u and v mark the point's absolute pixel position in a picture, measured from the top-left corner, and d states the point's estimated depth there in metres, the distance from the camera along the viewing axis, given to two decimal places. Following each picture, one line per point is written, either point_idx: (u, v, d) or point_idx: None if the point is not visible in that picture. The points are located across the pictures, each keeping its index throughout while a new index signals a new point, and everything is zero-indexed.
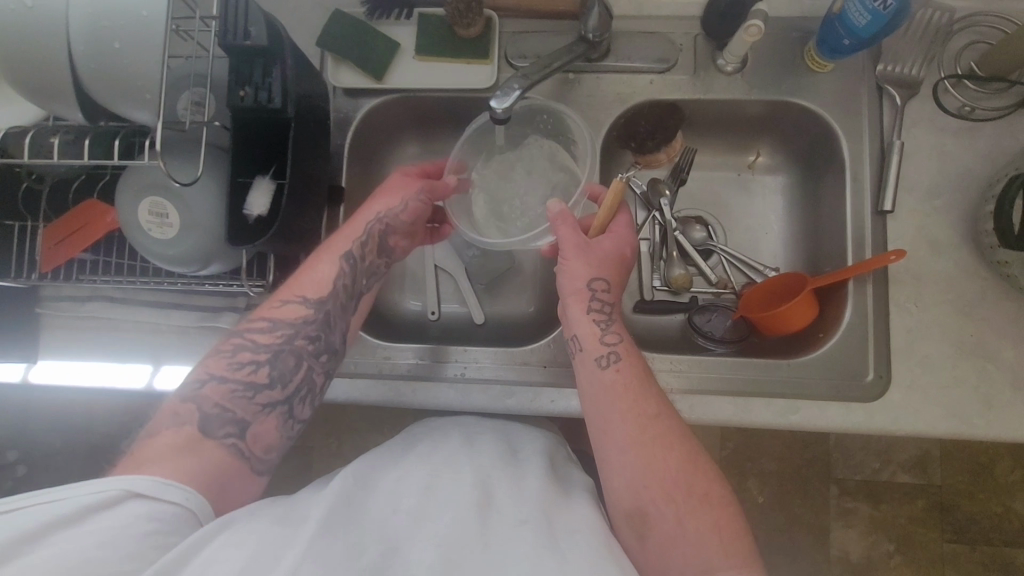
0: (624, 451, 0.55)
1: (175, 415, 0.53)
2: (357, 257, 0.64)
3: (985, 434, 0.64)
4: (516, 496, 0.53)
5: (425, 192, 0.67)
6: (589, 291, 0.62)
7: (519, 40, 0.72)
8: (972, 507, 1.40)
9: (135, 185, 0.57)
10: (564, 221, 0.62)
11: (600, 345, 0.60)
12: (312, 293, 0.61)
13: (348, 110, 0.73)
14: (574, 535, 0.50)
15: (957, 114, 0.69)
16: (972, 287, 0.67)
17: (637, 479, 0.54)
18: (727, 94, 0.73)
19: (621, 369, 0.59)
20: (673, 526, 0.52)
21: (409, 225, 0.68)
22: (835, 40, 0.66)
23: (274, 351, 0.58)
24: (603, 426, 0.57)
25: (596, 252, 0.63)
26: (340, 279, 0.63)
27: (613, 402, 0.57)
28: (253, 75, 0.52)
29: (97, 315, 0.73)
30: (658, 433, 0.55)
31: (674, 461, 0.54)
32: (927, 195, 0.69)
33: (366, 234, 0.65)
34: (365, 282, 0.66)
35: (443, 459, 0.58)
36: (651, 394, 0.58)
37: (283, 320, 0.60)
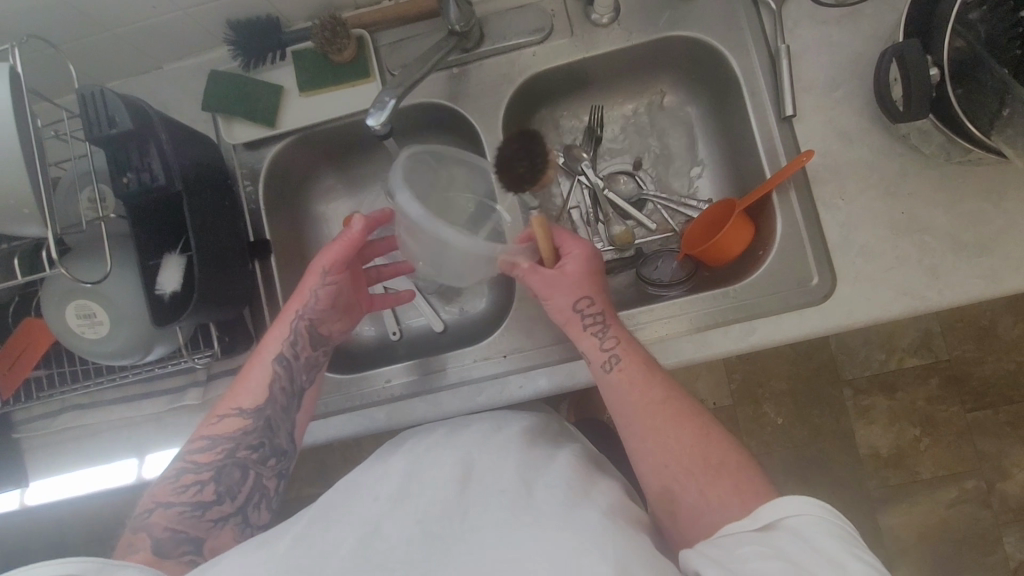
0: (642, 439, 0.58)
1: (131, 545, 0.54)
2: (290, 357, 0.63)
3: (939, 304, 0.65)
4: (499, 467, 0.53)
5: (330, 274, 0.63)
6: (578, 315, 0.62)
7: (396, 50, 0.72)
8: (986, 370, 1.40)
9: (57, 293, 0.58)
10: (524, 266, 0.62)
11: (602, 354, 0.62)
12: (248, 403, 0.61)
13: (254, 164, 0.74)
14: (552, 491, 0.50)
15: (834, 3, 0.69)
16: (892, 166, 0.67)
17: (658, 460, 0.57)
18: (610, 45, 0.73)
19: (624, 369, 0.60)
20: (695, 498, 0.54)
21: (333, 311, 0.65)
22: None
23: (217, 467, 0.58)
24: (621, 421, 0.60)
25: (567, 275, 0.62)
26: (274, 381, 0.62)
27: (624, 401, 0.59)
28: (131, 160, 0.53)
29: (74, 425, 0.75)
30: (670, 415, 0.58)
31: (688, 438, 0.57)
32: (826, 89, 0.69)
33: (291, 333, 0.63)
34: (307, 378, 0.65)
35: (421, 449, 0.57)
36: (657, 383, 0.60)
37: (221, 436, 0.59)
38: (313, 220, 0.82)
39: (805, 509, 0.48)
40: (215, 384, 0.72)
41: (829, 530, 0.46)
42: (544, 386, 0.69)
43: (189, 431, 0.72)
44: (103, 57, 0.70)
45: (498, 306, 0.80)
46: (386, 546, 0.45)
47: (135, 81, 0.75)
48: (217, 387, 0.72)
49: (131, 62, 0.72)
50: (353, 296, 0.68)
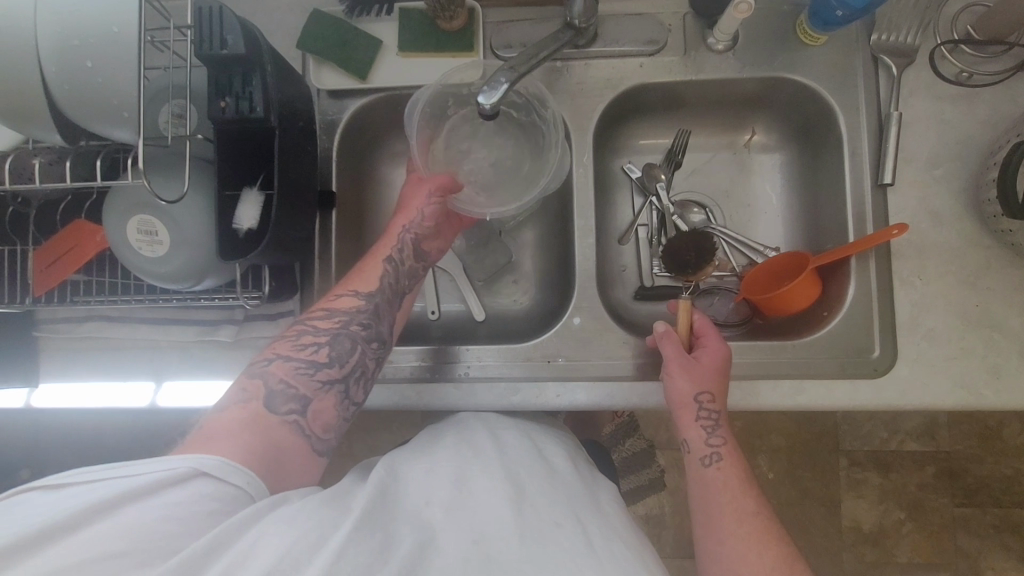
0: (724, 543, 0.57)
1: (242, 390, 0.53)
2: (398, 261, 0.66)
3: (993, 404, 0.64)
4: (550, 496, 0.53)
5: (436, 195, 0.67)
6: (697, 404, 0.62)
7: (504, 30, 0.70)
8: (982, 470, 1.40)
9: (122, 203, 0.56)
10: (670, 339, 0.64)
11: (706, 447, 0.62)
12: (362, 289, 0.62)
13: (333, 113, 0.72)
14: (606, 537, 0.49)
15: (955, 81, 0.67)
16: (977, 258, 0.66)
17: (733, 572, 0.55)
18: (720, 73, 0.71)
19: (724, 469, 0.61)
20: None
21: (434, 230, 0.68)
22: (827, 11, 0.64)
23: (333, 334, 0.59)
24: (705, 517, 0.59)
25: (700, 363, 0.63)
26: (386, 279, 0.64)
27: (718, 501, 0.59)
28: (233, 85, 0.51)
29: (94, 336, 0.72)
30: (756, 532, 0.57)
31: (772, 560, 0.55)
32: (926, 165, 0.67)
33: (396, 244, 0.66)
34: (409, 284, 0.67)
35: (472, 454, 0.56)
36: (751, 494, 0.60)
37: (340, 309, 0.60)
38: (375, 182, 0.80)
39: None
40: (250, 327, 0.70)
41: None
42: (581, 400, 0.68)
43: (214, 366, 0.71)
44: None
45: (543, 308, 0.79)
46: (445, 562, 0.44)
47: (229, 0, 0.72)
48: (251, 330, 0.71)
49: None
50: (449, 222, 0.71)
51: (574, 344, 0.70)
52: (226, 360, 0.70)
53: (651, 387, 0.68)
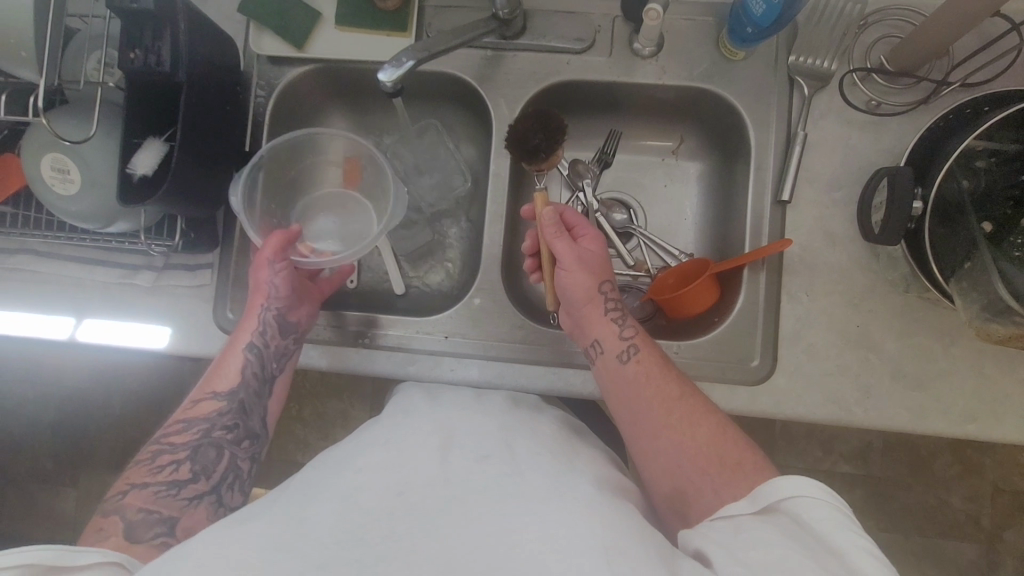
0: (658, 436, 0.57)
1: (99, 530, 0.53)
2: (261, 346, 0.67)
3: (861, 422, 0.67)
4: (479, 430, 0.53)
5: (277, 262, 0.67)
6: (600, 296, 0.64)
7: (439, 14, 0.73)
8: (909, 497, 1.42)
9: (36, 142, 0.59)
10: (557, 241, 0.63)
11: (619, 342, 0.62)
12: (221, 387, 0.64)
13: (270, 78, 0.74)
14: (537, 458, 0.50)
15: (864, 108, 0.69)
16: (864, 280, 0.68)
17: (672, 460, 0.56)
18: (644, 78, 0.73)
19: (642, 361, 0.61)
20: (710, 497, 0.52)
21: (293, 297, 0.68)
22: (740, 28, 0.66)
23: (193, 448, 0.60)
24: (635, 417, 0.59)
25: (587, 254, 0.64)
26: (247, 368, 0.65)
27: (641, 393, 0.59)
28: (143, 39, 0.54)
29: (21, 269, 0.74)
30: (687, 414, 0.57)
31: (707, 435, 0.56)
32: (827, 187, 0.70)
33: (260, 323, 0.66)
34: (278, 365, 0.68)
35: (400, 415, 0.55)
36: (673, 378, 0.59)
37: (196, 418, 0.62)
38: None
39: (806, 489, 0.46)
40: (170, 274, 0.73)
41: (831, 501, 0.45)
42: (473, 377, 0.71)
43: (133, 309, 0.73)
44: None
45: (459, 287, 0.81)
46: (367, 515, 0.43)
47: None
48: (170, 278, 0.74)
49: None
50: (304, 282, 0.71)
51: (473, 324, 0.72)
52: (143, 303, 0.73)
53: (539, 370, 0.71)
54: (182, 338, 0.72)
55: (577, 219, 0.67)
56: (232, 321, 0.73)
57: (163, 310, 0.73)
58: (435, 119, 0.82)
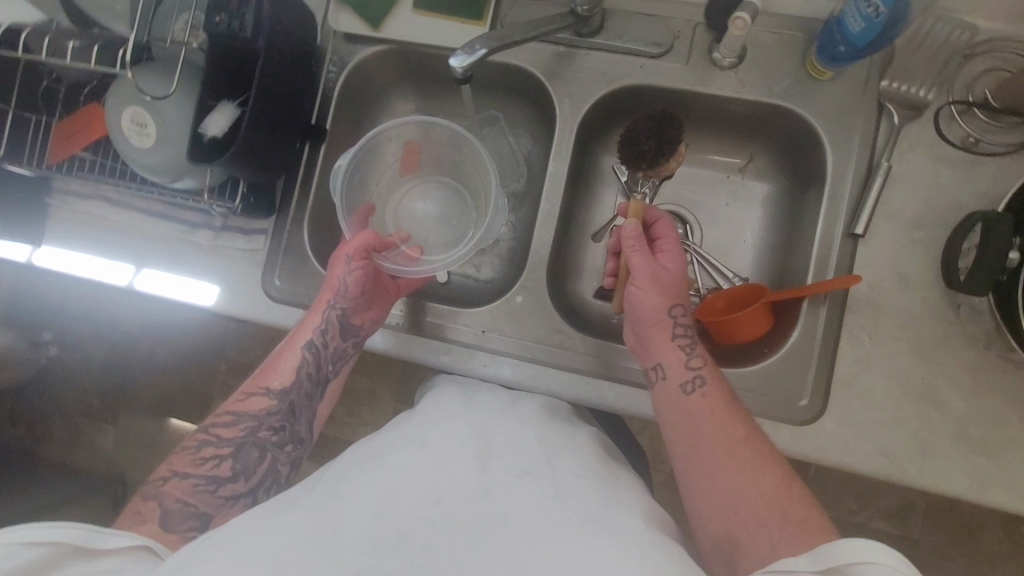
0: (716, 475, 0.54)
1: (138, 513, 0.55)
2: (319, 346, 0.66)
3: (914, 482, 0.62)
4: (518, 442, 0.51)
5: (353, 258, 0.66)
6: (669, 320, 0.62)
7: (516, 6, 0.72)
8: (948, 568, 1.30)
9: (120, 95, 0.61)
10: (632, 252, 0.64)
11: (684, 370, 0.60)
12: (276, 384, 0.64)
13: (343, 55, 0.75)
14: (577, 479, 0.47)
15: (960, 145, 0.64)
16: (937, 330, 0.63)
17: (725, 502, 0.53)
18: (720, 90, 0.70)
19: (706, 394, 0.59)
20: (766, 546, 0.49)
21: (361, 301, 0.67)
22: (831, 46, 0.62)
23: (238, 445, 0.60)
24: (692, 451, 0.56)
25: (663, 274, 0.64)
26: (303, 367, 0.65)
27: (703, 427, 0.57)
28: (228, 4, 0.56)
29: (93, 214, 0.78)
30: (748, 458, 0.54)
31: (769, 485, 0.52)
32: (908, 225, 0.65)
33: (323, 322, 0.66)
34: (332, 368, 0.68)
35: (439, 414, 0.53)
36: (738, 419, 0.57)
37: (247, 413, 0.62)
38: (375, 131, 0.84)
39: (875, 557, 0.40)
40: (227, 236, 0.75)
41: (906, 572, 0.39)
42: (506, 376, 0.69)
43: (189, 265, 0.76)
44: None
45: (501, 283, 0.80)
46: (402, 521, 0.40)
47: None
48: (226, 239, 0.76)
49: None
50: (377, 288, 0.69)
51: (512, 321, 0.71)
52: (198, 261, 0.76)
53: (573, 378, 0.69)
54: (231, 298, 0.74)
55: (659, 236, 0.68)
56: (278, 290, 0.75)
57: (215, 269, 0.75)
58: (499, 111, 0.82)
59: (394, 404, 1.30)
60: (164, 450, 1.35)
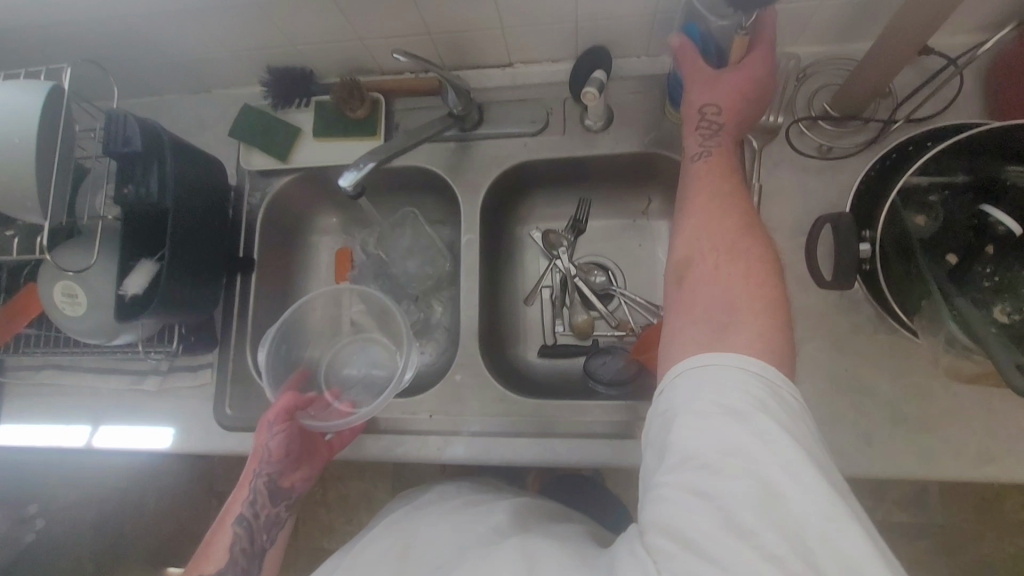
0: (693, 217, 0.55)
1: None
2: (251, 517, 0.71)
3: (867, 472, 0.63)
4: (434, 532, 0.58)
5: (273, 424, 0.71)
6: (699, 113, 0.61)
7: (405, 117, 0.80)
8: (983, 550, 1.22)
9: (48, 274, 0.66)
10: (689, 50, 0.62)
11: (695, 143, 0.61)
12: (212, 568, 0.66)
13: (259, 189, 0.82)
14: (476, 535, 0.54)
15: (817, 154, 0.71)
16: (846, 321, 0.67)
17: (697, 235, 0.54)
18: (599, 149, 0.77)
19: (709, 163, 0.59)
20: (712, 272, 0.51)
21: (287, 463, 0.73)
22: (677, 92, 0.70)
23: None
24: (683, 201, 0.58)
25: (716, 79, 0.60)
26: (237, 543, 0.68)
27: (696, 184, 0.58)
28: (135, 174, 0.62)
29: (46, 384, 0.81)
30: (739, 238, 0.52)
31: (747, 276, 0.50)
32: (793, 232, 0.70)
33: (252, 492, 0.72)
34: (267, 537, 0.72)
35: (370, 535, 0.62)
36: (739, 211, 0.54)
37: None
38: (305, 248, 0.90)
39: (726, 363, 0.45)
40: (175, 376, 0.78)
41: (767, 383, 0.44)
42: (460, 454, 0.71)
43: (143, 412, 0.78)
44: (157, 74, 0.81)
45: (446, 363, 0.82)
46: None
47: (185, 98, 0.86)
48: (175, 380, 0.79)
49: (183, 85, 0.83)
50: (305, 449, 0.74)
51: (457, 400, 0.73)
52: (152, 406, 0.78)
53: (526, 442, 0.70)
54: (185, 436, 0.76)
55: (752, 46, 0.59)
56: (231, 418, 0.76)
57: (169, 410, 0.77)
58: (415, 206, 0.88)
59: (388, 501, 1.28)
60: None
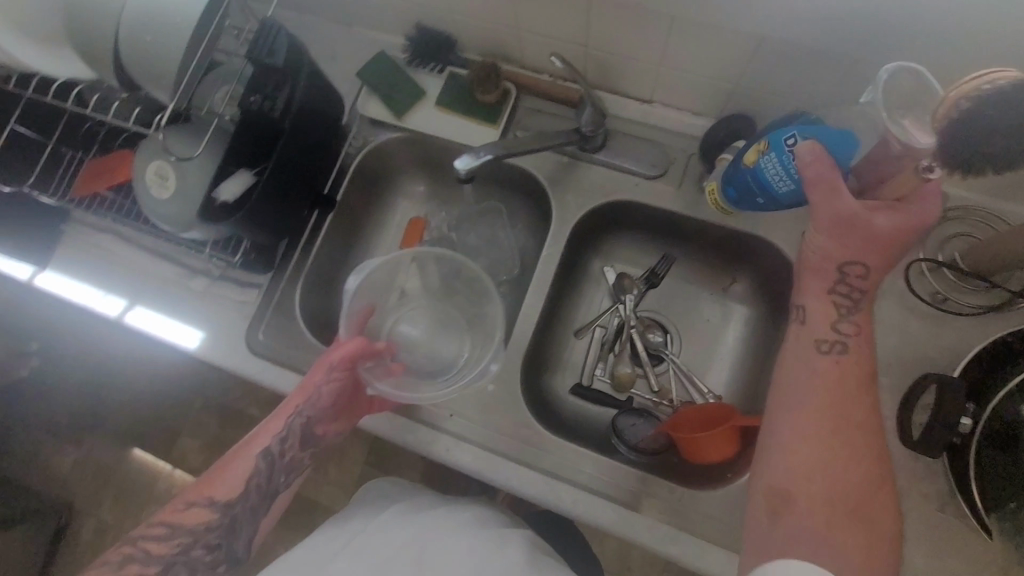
0: (796, 414, 0.56)
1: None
2: (274, 454, 0.64)
3: None
4: (447, 553, 0.59)
5: (336, 366, 0.66)
6: (838, 273, 0.57)
7: (528, 116, 0.79)
8: None
9: (149, 149, 0.66)
10: (821, 159, 0.52)
11: (825, 323, 0.58)
12: (220, 496, 0.61)
13: (365, 136, 0.82)
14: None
15: (930, 300, 0.67)
16: (901, 480, 0.63)
17: (800, 421, 0.56)
18: (708, 215, 0.74)
19: (843, 362, 0.57)
20: (820, 485, 0.53)
21: (328, 411, 0.68)
22: (751, 197, 0.63)
23: (168, 563, 0.57)
24: (784, 391, 0.58)
25: (856, 217, 0.53)
26: (254, 479, 0.62)
27: (802, 382, 0.57)
28: (265, 86, 0.62)
29: (100, 246, 0.81)
30: (834, 446, 0.54)
31: (860, 477, 0.54)
32: (877, 369, 0.66)
33: (285, 429, 0.65)
34: (281, 481, 0.66)
35: (378, 527, 0.63)
36: (863, 401, 0.56)
37: (184, 526, 0.59)
38: (383, 205, 0.89)
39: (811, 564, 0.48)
40: (222, 285, 0.78)
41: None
42: (466, 463, 0.69)
43: (180, 306, 0.78)
44: None
45: None
46: None
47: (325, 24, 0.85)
48: (220, 288, 0.78)
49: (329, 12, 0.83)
50: (351, 399, 0.70)
51: (481, 408, 0.72)
52: (190, 305, 0.78)
53: (533, 477, 0.68)
54: (212, 345, 0.76)
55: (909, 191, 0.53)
56: (261, 344, 0.76)
57: (205, 315, 0.77)
58: (502, 203, 0.87)
59: (362, 467, 1.27)
60: (119, 481, 1.33)
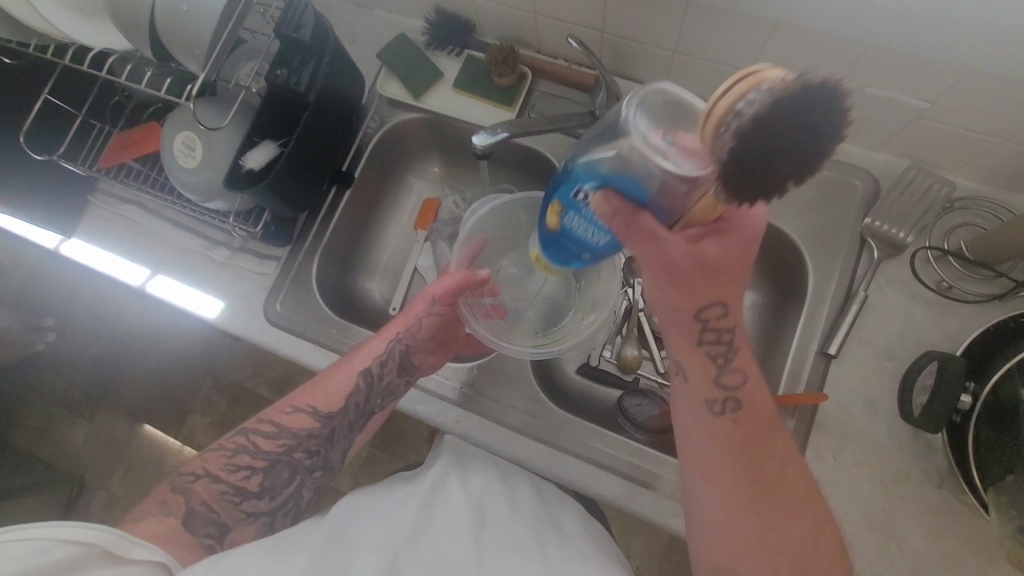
0: (703, 470, 0.54)
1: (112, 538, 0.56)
2: (375, 376, 0.68)
3: None
4: (509, 521, 0.60)
5: (436, 303, 0.67)
6: (696, 321, 0.52)
7: (544, 100, 0.80)
8: None
9: (178, 121, 0.69)
10: (623, 215, 0.43)
11: (709, 381, 0.54)
12: (322, 407, 0.66)
13: (384, 116, 0.84)
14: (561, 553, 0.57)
15: (935, 287, 0.68)
16: (899, 461, 0.64)
17: (710, 483, 0.53)
18: None
19: (736, 419, 0.54)
20: (720, 526, 0.53)
21: (427, 343, 0.70)
22: (571, 256, 0.51)
23: (270, 463, 0.64)
24: (695, 463, 0.55)
25: (676, 260, 0.47)
26: (352, 397, 0.67)
27: (696, 438, 0.54)
28: (292, 60, 0.63)
29: (125, 216, 0.84)
30: (750, 493, 0.53)
31: (763, 515, 0.52)
32: (879, 354, 0.68)
33: (386, 353, 0.68)
34: (380, 399, 0.70)
35: (439, 481, 0.63)
36: (753, 451, 0.54)
37: (289, 429, 0.65)
38: (399, 185, 0.91)
39: None
40: (241, 256, 0.80)
41: None
42: (475, 435, 0.71)
43: (201, 276, 0.80)
44: None
45: None
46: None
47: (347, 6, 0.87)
48: (240, 259, 0.81)
49: None
50: (449, 332, 0.72)
51: (490, 382, 0.74)
52: (211, 275, 0.80)
53: (540, 449, 0.70)
54: (232, 314, 0.78)
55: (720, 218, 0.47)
56: (278, 314, 0.78)
57: (225, 285, 0.80)
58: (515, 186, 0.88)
59: (367, 449, 1.30)
60: (132, 455, 1.36)
